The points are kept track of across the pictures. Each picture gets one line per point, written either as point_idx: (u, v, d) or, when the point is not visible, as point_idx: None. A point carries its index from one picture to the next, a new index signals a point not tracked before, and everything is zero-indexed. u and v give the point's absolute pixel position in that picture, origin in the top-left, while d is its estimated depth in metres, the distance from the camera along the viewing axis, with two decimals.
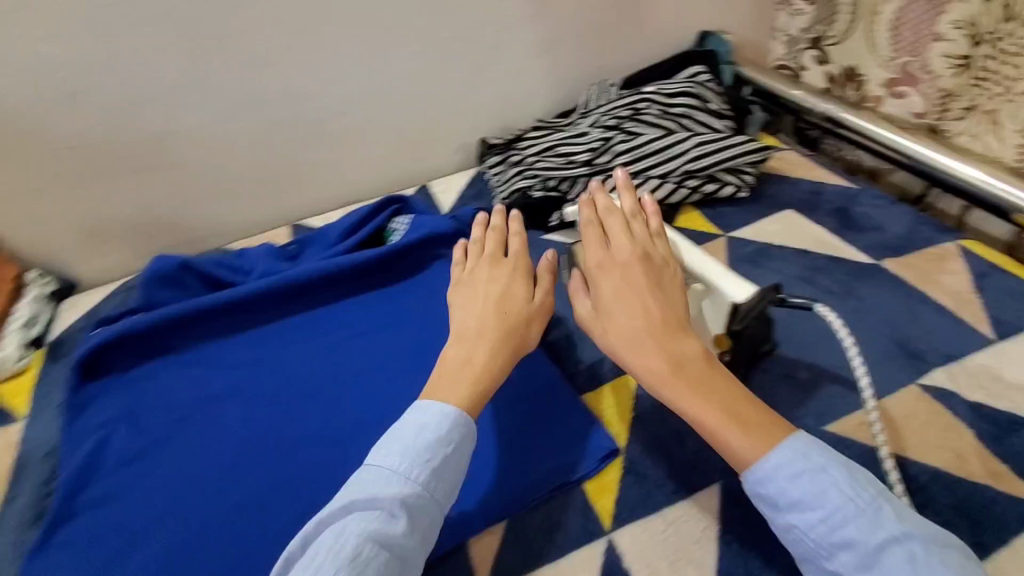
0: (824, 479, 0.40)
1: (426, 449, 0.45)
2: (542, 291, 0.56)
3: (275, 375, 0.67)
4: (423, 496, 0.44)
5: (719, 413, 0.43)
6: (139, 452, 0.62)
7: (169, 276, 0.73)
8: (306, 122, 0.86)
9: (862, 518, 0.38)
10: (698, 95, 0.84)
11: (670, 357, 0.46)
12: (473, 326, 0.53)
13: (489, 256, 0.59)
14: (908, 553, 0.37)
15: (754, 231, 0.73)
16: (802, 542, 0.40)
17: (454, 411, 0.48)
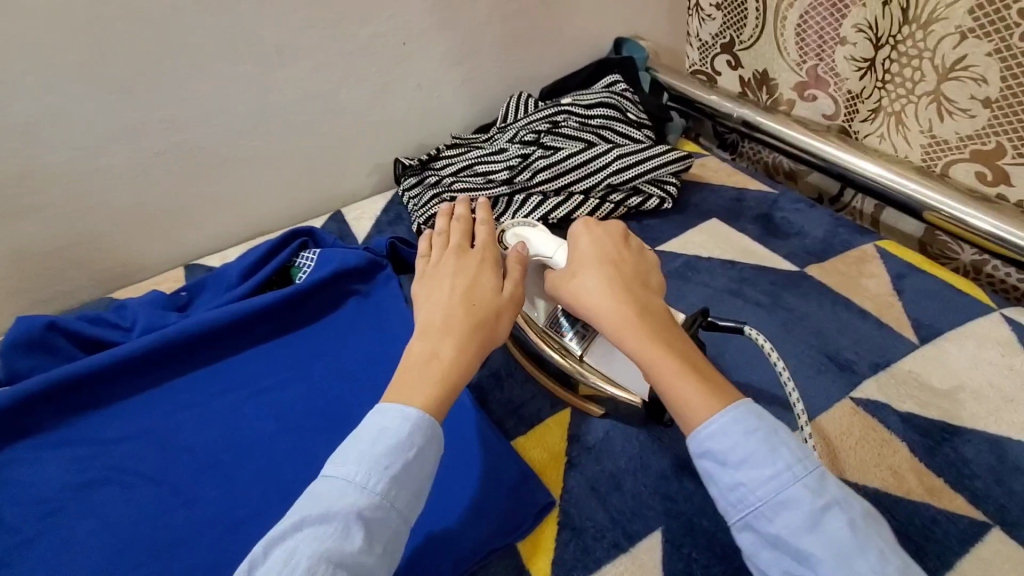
0: (775, 437, 0.39)
1: (385, 457, 0.41)
2: (513, 283, 0.53)
3: (171, 445, 0.59)
4: (385, 508, 0.40)
5: (679, 362, 0.43)
6: (3, 558, 0.51)
7: (33, 340, 0.62)
8: (194, 153, 0.78)
9: (808, 479, 0.38)
10: (616, 105, 0.81)
11: (637, 309, 0.47)
12: (439, 318, 0.49)
13: (455, 247, 0.56)
14: (848, 517, 0.37)
15: (681, 243, 0.71)
16: (746, 503, 0.38)
17: (417, 413, 0.43)
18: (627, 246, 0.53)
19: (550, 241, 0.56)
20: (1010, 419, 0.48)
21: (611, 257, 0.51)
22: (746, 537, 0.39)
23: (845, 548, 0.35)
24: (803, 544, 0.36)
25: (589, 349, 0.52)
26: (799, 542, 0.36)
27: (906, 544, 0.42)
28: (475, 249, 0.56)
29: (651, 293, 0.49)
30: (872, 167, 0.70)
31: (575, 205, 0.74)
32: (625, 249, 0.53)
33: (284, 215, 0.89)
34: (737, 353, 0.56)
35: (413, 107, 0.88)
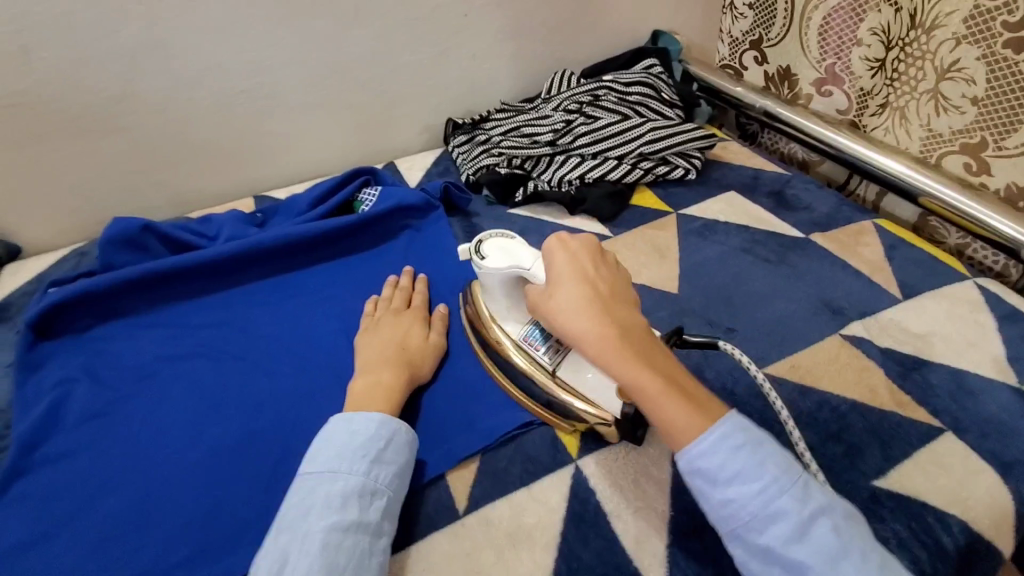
0: (761, 453, 0.42)
1: (360, 447, 0.47)
2: (438, 333, 0.62)
3: (245, 334, 0.66)
4: (376, 484, 0.46)
5: (663, 383, 0.44)
6: (102, 407, 0.58)
7: (130, 238, 0.71)
8: (274, 93, 0.84)
9: (793, 489, 0.40)
10: (652, 86, 0.90)
11: (619, 330, 0.47)
12: (374, 359, 0.57)
13: (393, 307, 0.65)
14: (831, 522, 0.40)
15: (701, 209, 0.80)
16: (737, 516, 0.40)
17: (381, 416, 0.50)
18: (601, 264, 0.52)
19: (531, 254, 0.54)
20: (969, 357, 0.57)
21: (590, 276, 0.50)
22: (737, 549, 0.41)
23: (830, 552, 0.38)
24: (793, 552, 0.39)
25: (561, 362, 0.53)
26: (790, 551, 0.39)
27: (875, 438, 0.51)
28: (410, 309, 0.64)
29: (627, 308, 0.49)
30: (893, 163, 0.78)
31: (608, 168, 0.82)
32: (601, 267, 0.52)
33: (346, 159, 0.96)
34: (744, 295, 0.66)
35: (469, 74, 0.96)
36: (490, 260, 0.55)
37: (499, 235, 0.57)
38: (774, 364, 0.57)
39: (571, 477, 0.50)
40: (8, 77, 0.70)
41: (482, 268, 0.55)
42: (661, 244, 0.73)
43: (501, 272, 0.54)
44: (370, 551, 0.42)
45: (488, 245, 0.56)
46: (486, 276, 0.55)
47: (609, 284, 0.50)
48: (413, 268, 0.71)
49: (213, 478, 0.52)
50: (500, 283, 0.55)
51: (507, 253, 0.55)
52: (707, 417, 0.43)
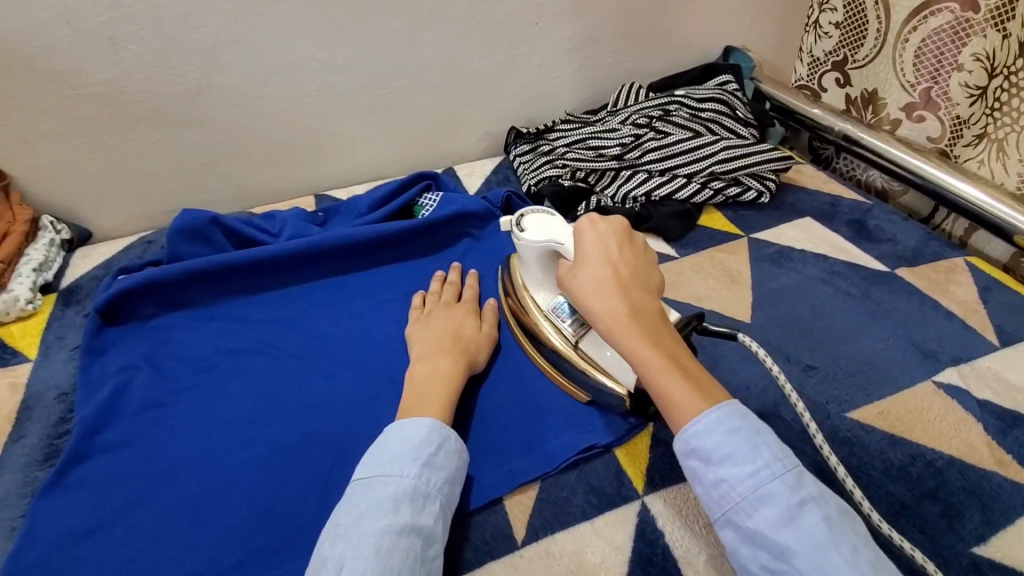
0: (756, 437, 0.41)
1: (410, 449, 0.45)
2: (490, 325, 0.61)
3: (303, 333, 0.65)
4: (427, 490, 0.44)
5: (667, 365, 0.44)
6: (163, 398, 0.58)
7: (196, 230, 0.71)
8: (343, 94, 0.84)
9: (786, 475, 0.39)
10: (726, 102, 0.87)
11: (632, 310, 0.47)
12: (430, 349, 0.56)
13: (444, 301, 0.64)
14: (823, 512, 0.38)
15: (775, 234, 0.76)
16: (728, 498, 0.40)
17: (431, 421, 0.48)
18: (627, 247, 0.51)
19: (566, 229, 0.55)
20: None
21: (611, 259, 0.50)
22: (727, 533, 0.40)
23: (819, 542, 0.37)
24: (779, 538, 0.37)
25: (586, 336, 0.54)
26: (775, 535, 0.37)
27: (974, 500, 0.47)
28: (461, 303, 0.64)
29: (645, 291, 0.50)
30: (988, 200, 0.72)
31: (677, 185, 0.79)
32: (626, 251, 0.51)
33: (407, 163, 0.95)
34: (823, 330, 0.61)
35: (535, 83, 0.95)
36: (529, 234, 0.56)
37: (539, 210, 0.58)
38: (860, 410, 0.53)
39: (637, 516, 0.47)
40: (96, 66, 0.72)
41: (519, 240, 0.55)
42: (732, 270, 0.70)
43: (539, 246, 0.55)
44: (422, 556, 0.40)
45: (528, 219, 0.57)
46: (524, 249, 0.56)
47: (632, 267, 0.50)
48: (459, 264, 0.70)
49: (267, 477, 0.51)
50: (534, 257, 0.56)
51: (544, 227, 0.56)
52: (705, 396, 0.43)
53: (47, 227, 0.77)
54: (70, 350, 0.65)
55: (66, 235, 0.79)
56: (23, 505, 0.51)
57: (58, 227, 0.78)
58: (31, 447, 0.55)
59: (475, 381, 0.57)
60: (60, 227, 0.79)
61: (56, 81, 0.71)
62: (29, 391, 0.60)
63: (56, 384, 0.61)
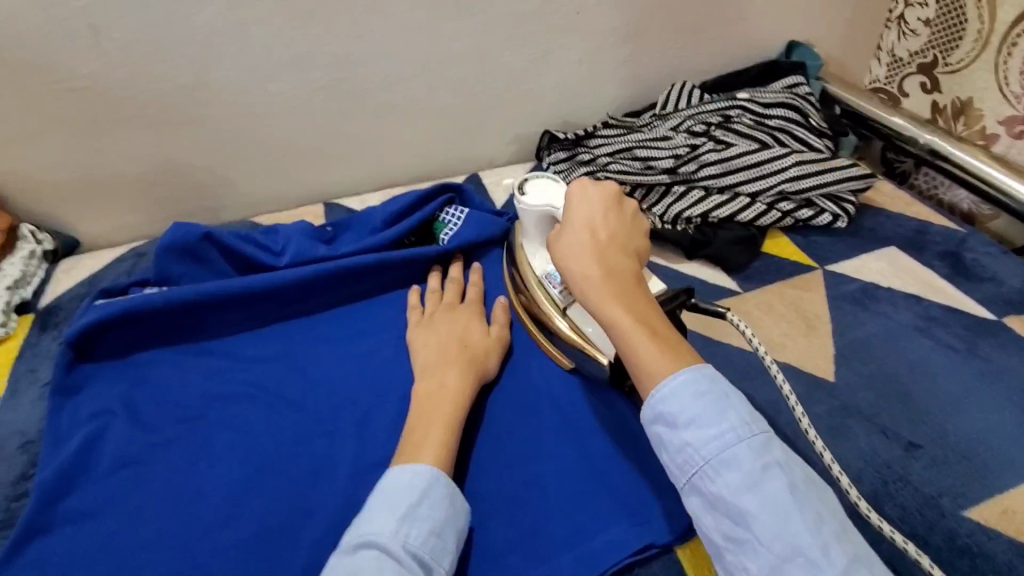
0: (725, 400, 0.37)
1: (389, 501, 0.39)
2: (499, 327, 0.56)
3: (304, 377, 0.56)
4: (409, 547, 0.37)
5: (637, 328, 0.41)
6: (139, 454, 0.50)
7: (188, 247, 0.62)
8: (357, 92, 0.75)
9: (754, 438, 0.36)
10: (797, 108, 0.75)
11: (606, 274, 0.44)
12: (434, 359, 0.51)
13: (447, 303, 0.59)
14: (789, 479, 0.35)
15: (854, 267, 0.65)
16: (692, 463, 0.36)
17: (418, 463, 0.41)
18: (612, 212, 0.47)
19: None
20: None
21: (590, 222, 0.47)
22: (691, 499, 0.37)
23: (782, 510, 0.33)
24: (742, 505, 0.34)
25: (574, 303, 0.53)
26: (737, 501, 0.34)
27: None
28: (465, 304, 0.59)
29: (630, 256, 0.46)
30: None
31: (739, 207, 0.68)
32: (609, 215, 0.47)
33: (429, 168, 0.86)
34: (922, 395, 0.51)
35: (573, 81, 0.84)
36: (529, 197, 0.54)
37: (545, 175, 0.55)
38: (978, 507, 0.44)
39: None
40: (77, 58, 0.63)
41: (518, 202, 0.54)
42: (807, 311, 0.60)
43: (538, 210, 0.53)
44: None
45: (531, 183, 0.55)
46: (524, 213, 0.54)
47: (614, 233, 0.46)
48: (461, 256, 0.66)
49: (257, 567, 0.43)
50: (534, 222, 0.54)
51: (545, 192, 0.54)
52: (679, 360, 0.39)
53: (27, 237, 0.69)
54: (40, 387, 0.57)
55: (48, 245, 0.71)
56: None
57: (40, 236, 0.70)
58: None
59: (505, 444, 0.49)
60: (42, 237, 0.71)
61: (30, 73, 0.62)
62: None
63: (20, 429, 0.53)
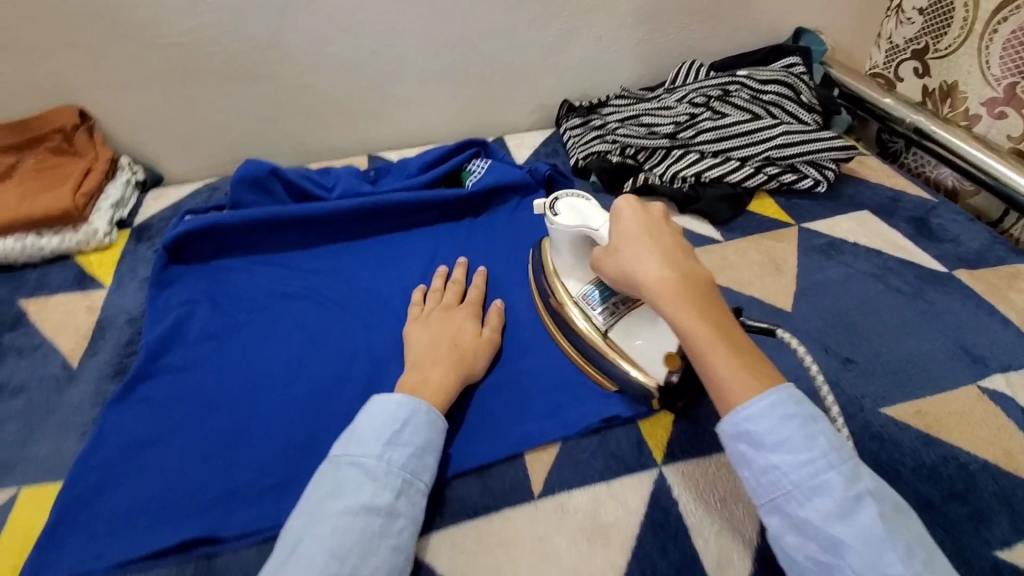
0: (814, 424, 0.38)
1: (375, 428, 0.45)
2: (491, 329, 0.58)
3: (347, 285, 0.68)
4: (392, 467, 0.43)
5: (717, 338, 0.41)
6: (219, 331, 0.63)
7: (257, 180, 0.75)
8: (402, 57, 0.86)
9: (844, 466, 0.37)
10: (791, 85, 0.84)
11: (681, 283, 0.44)
12: (424, 355, 0.53)
13: (446, 303, 0.61)
14: (880, 508, 0.36)
15: (829, 225, 0.73)
16: (778, 485, 0.37)
17: (405, 398, 0.47)
18: (667, 227, 0.49)
19: (599, 215, 0.54)
20: None
21: (652, 236, 0.48)
22: (774, 520, 0.38)
23: (875, 540, 0.34)
24: (833, 532, 0.35)
25: (615, 324, 0.52)
26: (828, 528, 0.35)
27: (1004, 506, 0.46)
28: (463, 306, 0.61)
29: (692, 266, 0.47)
30: None
31: (729, 168, 0.77)
32: (666, 230, 0.49)
33: (459, 129, 0.97)
34: (866, 326, 0.60)
35: (593, 56, 0.93)
36: (561, 217, 0.55)
37: (575, 194, 0.57)
38: (896, 407, 0.53)
39: (653, 484, 0.48)
40: (175, 17, 0.76)
41: (551, 222, 0.55)
42: (779, 258, 0.69)
43: (570, 230, 0.54)
44: (382, 532, 0.40)
45: (562, 202, 0.56)
46: (556, 232, 0.56)
47: (676, 245, 0.48)
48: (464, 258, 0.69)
49: (307, 413, 0.55)
50: (568, 241, 0.55)
51: (576, 211, 0.55)
52: (758, 375, 0.40)
53: (125, 167, 0.83)
54: (140, 281, 0.70)
55: (140, 175, 0.85)
56: (95, 412, 0.56)
57: (134, 168, 0.84)
58: (103, 363, 0.60)
59: (507, 341, 0.60)
60: (136, 168, 0.85)
61: (138, 29, 0.76)
62: (102, 315, 0.66)
63: (126, 310, 0.66)
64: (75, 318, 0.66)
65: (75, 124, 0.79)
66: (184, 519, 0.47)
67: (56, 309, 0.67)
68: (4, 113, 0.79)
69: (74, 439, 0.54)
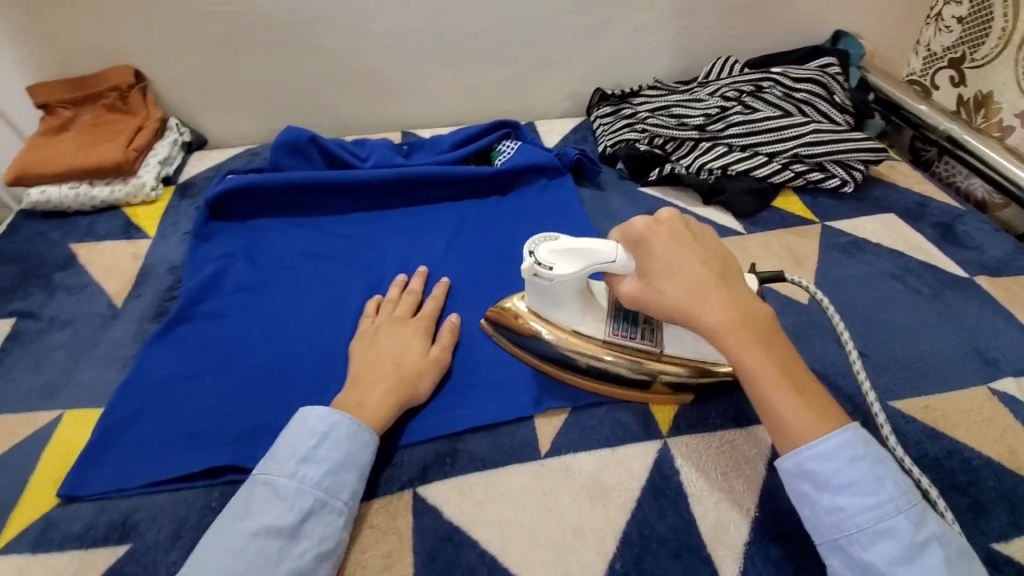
0: (880, 468, 0.38)
1: (291, 446, 0.44)
2: (441, 346, 0.55)
3: (375, 250, 0.71)
4: (303, 486, 0.42)
5: (783, 379, 0.40)
6: (252, 284, 0.66)
7: (296, 146, 0.78)
8: (441, 38, 0.88)
9: (910, 510, 0.37)
10: (825, 85, 0.84)
11: (743, 318, 0.42)
12: (364, 377, 0.50)
13: (398, 316, 0.58)
14: (944, 554, 0.36)
15: (852, 225, 0.74)
16: (842, 527, 0.38)
17: (326, 411, 0.46)
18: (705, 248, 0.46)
19: (597, 246, 0.48)
20: None
21: (697, 262, 0.45)
22: (835, 560, 0.38)
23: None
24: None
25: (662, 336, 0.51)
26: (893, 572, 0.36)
27: (1004, 502, 0.47)
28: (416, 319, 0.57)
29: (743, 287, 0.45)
30: None
31: (756, 163, 0.78)
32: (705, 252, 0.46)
33: (492, 112, 0.99)
34: (880, 323, 0.61)
35: (628, 47, 0.94)
36: (561, 268, 0.48)
37: (544, 238, 0.50)
38: (904, 401, 0.53)
39: (657, 453, 0.49)
40: None
41: (546, 276, 0.49)
42: (799, 252, 0.69)
43: (580, 276, 0.48)
44: (280, 556, 0.39)
45: (545, 251, 0.49)
46: (560, 284, 0.49)
47: (723, 268, 0.45)
48: (425, 268, 0.66)
49: (330, 364, 0.58)
50: (575, 287, 0.50)
51: (570, 255, 0.48)
52: (826, 408, 0.40)
53: (172, 128, 0.88)
54: (181, 234, 0.74)
55: (186, 137, 0.89)
56: (135, 347, 0.60)
57: (181, 129, 0.89)
58: (146, 305, 0.64)
59: None
60: (183, 130, 0.89)
61: None
62: (146, 263, 0.70)
63: (168, 259, 0.70)
64: (121, 263, 0.70)
65: (130, 84, 0.83)
66: (211, 448, 0.50)
67: (104, 254, 0.71)
68: (65, 70, 0.84)
69: (115, 371, 0.58)
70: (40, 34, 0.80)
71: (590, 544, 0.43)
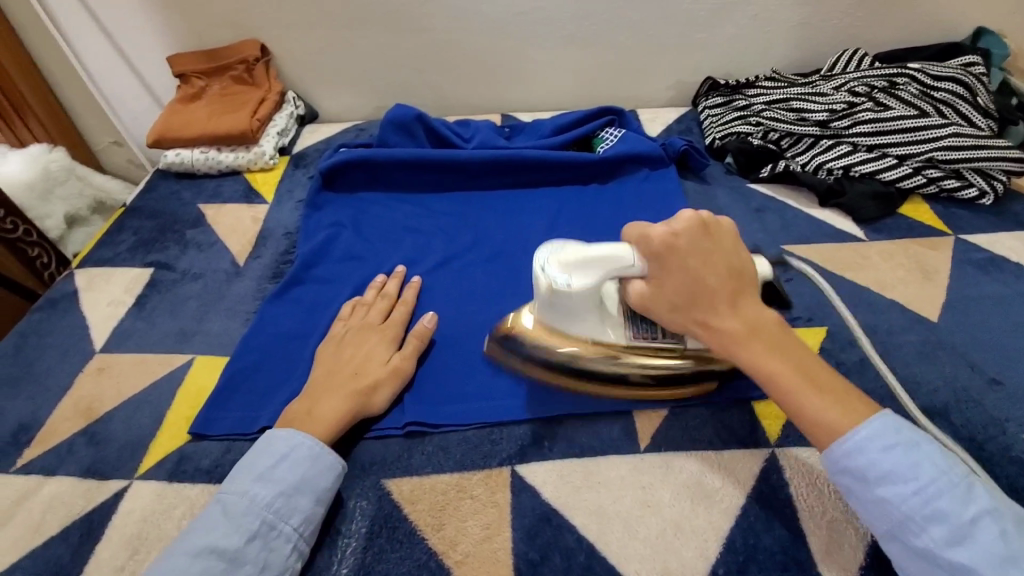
0: (914, 449, 0.37)
1: (249, 467, 0.43)
2: (404, 357, 0.53)
3: (476, 230, 0.72)
4: (254, 506, 0.41)
5: (799, 379, 0.39)
6: (360, 253, 0.69)
7: (404, 123, 0.80)
8: (548, 20, 0.88)
9: (955, 488, 0.36)
10: (968, 85, 0.76)
11: (750, 324, 0.41)
12: (318, 382, 0.50)
13: (372, 319, 0.56)
14: (1000, 526, 0.34)
15: (990, 240, 0.67)
16: (892, 518, 0.36)
17: (281, 432, 0.45)
18: (707, 254, 0.43)
19: (598, 249, 0.45)
20: None
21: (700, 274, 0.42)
22: (892, 549, 0.37)
23: (1003, 563, 0.33)
24: (956, 560, 0.34)
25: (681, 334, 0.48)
26: (950, 555, 0.34)
27: None
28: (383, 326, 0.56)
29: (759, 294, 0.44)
30: None
31: (884, 165, 0.72)
32: (707, 258, 0.43)
33: (594, 99, 0.97)
34: (1019, 349, 0.55)
35: (744, 36, 0.90)
36: (576, 279, 0.46)
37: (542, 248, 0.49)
38: None
39: (764, 461, 0.47)
40: None
41: (565, 291, 0.47)
42: (928, 265, 0.64)
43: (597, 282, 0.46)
44: None
45: (556, 268, 0.47)
46: (575, 296, 0.47)
47: (728, 272, 0.42)
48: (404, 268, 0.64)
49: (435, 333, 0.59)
50: (590, 299, 0.48)
51: (578, 258, 0.46)
52: (851, 408, 0.39)
53: (290, 101, 0.92)
54: (295, 202, 0.79)
55: (301, 111, 0.94)
56: (256, 304, 0.65)
57: (298, 103, 0.93)
58: (265, 267, 0.69)
59: None
60: (299, 103, 0.94)
61: None
62: (264, 227, 0.75)
63: (284, 224, 0.75)
64: (242, 225, 0.75)
65: (257, 58, 0.88)
66: None
67: (227, 216, 0.77)
68: (199, 43, 0.91)
69: (238, 323, 0.63)
70: (181, 9, 0.87)
71: (690, 544, 0.42)
